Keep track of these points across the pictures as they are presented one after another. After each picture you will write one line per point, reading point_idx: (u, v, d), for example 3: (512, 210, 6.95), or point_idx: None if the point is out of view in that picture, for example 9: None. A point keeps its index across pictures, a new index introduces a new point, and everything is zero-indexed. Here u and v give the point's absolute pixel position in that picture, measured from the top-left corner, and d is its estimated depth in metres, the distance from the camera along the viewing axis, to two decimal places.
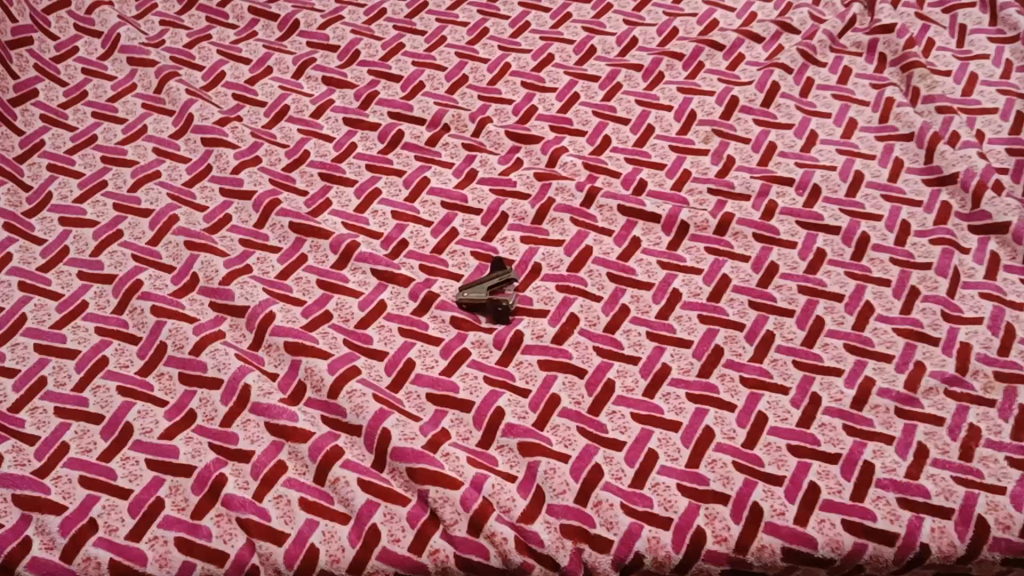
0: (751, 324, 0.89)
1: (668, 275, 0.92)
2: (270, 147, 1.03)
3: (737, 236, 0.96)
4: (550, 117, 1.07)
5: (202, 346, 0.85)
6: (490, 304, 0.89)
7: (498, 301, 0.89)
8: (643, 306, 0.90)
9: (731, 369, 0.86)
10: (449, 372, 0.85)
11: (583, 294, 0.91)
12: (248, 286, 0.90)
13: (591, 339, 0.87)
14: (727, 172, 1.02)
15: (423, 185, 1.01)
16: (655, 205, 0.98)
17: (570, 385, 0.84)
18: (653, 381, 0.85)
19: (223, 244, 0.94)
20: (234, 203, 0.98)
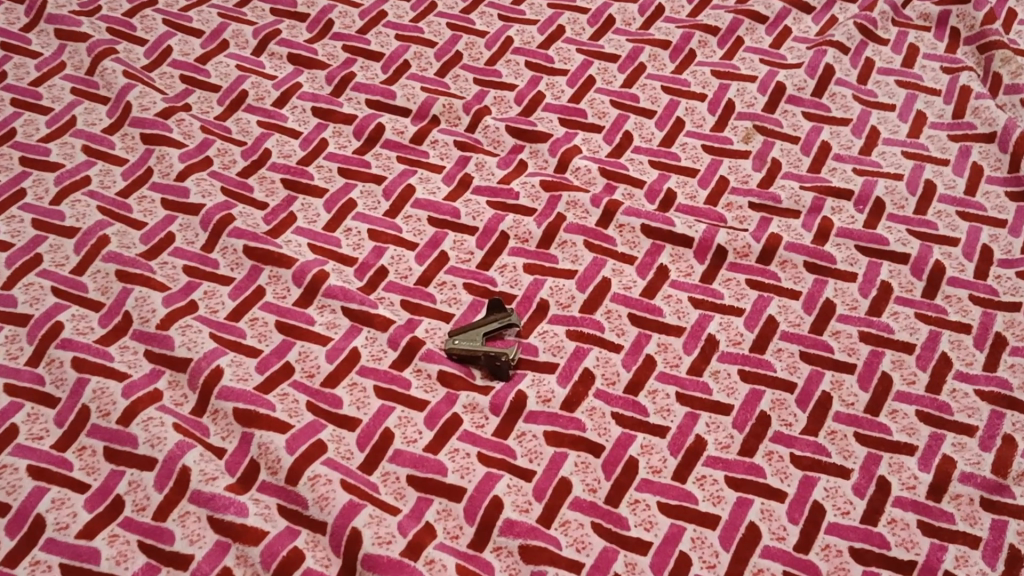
0: (804, 384, 0.73)
1: (702, 317, 0.77)
2: (224, 145, 0.86)
3: (784, 265, 0.80)
4: (560, 107, 0.90)
5: (132, 413, 0.70)
6: (486, 356, 0.73)
7: (496, 353, 0.73)
8: (671, 359, 0.75)
9: (780, 444, 0.70)
10: (436, 448, 0.70)
11: (600, 342, 0.75)
12: (191, 332, 0.74)
13: (609, 404, 0.72)
14: (771, 180, 0.85)
15: (407, 195, 0.84)
16: (686, 225, 0.81)
17: (584, 466, 0.69)
18: (685, 460, 0.70)
19: (162, 274, 0.78)
20: (179, 218, 0.81)
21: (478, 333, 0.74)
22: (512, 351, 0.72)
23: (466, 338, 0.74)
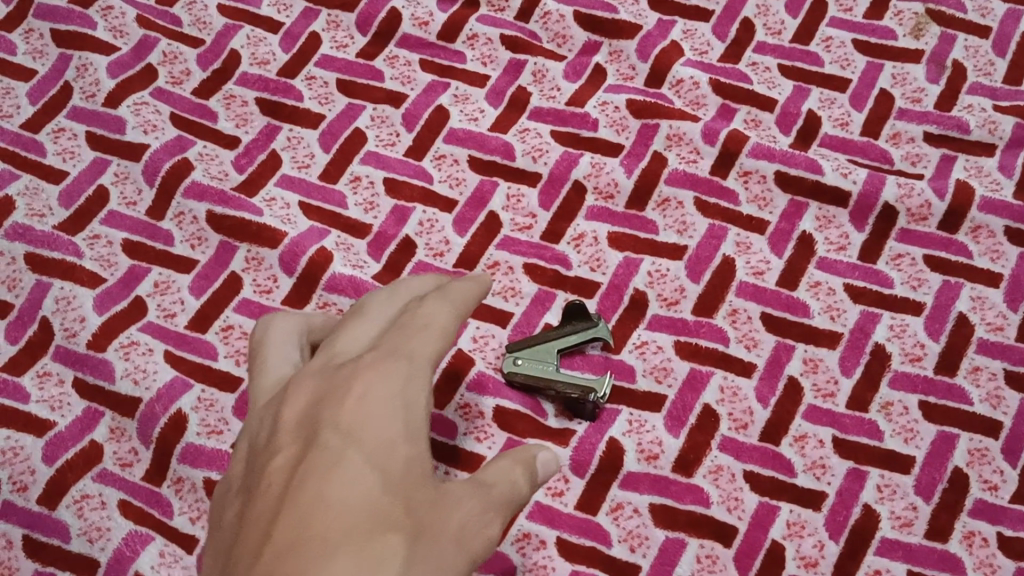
0: (1013, 425, 0.51)
1: (866, 317, 0.54)
2: (170, 46, 0.61)
3: (977, 232, 0.56)
4: None
5: (60, 488, 0.49)
6: (563, 391, 0.51)
7: (577, 386, 0.50)
8: (824, 384, 0.53)
9: (982, 520, 0.50)
10: (498, 533, 0.49)
11: (723, 362, 0.53)
12: (138, 355, 0.52)
13: (741, 460, 0.51)
14: (953, 98, 0.60)
15: (437, 123, 0.59)
16: (840, 172, 0.57)
17: (710, 562, 0.49)
18: (850, 548, 0.49)
19: (93, 257, 0.54)
20: (113, 164, 0.57)
21: (551, 353, 0.52)
22: (603, 386, 0.50)
23: (534, 359, 0.52)
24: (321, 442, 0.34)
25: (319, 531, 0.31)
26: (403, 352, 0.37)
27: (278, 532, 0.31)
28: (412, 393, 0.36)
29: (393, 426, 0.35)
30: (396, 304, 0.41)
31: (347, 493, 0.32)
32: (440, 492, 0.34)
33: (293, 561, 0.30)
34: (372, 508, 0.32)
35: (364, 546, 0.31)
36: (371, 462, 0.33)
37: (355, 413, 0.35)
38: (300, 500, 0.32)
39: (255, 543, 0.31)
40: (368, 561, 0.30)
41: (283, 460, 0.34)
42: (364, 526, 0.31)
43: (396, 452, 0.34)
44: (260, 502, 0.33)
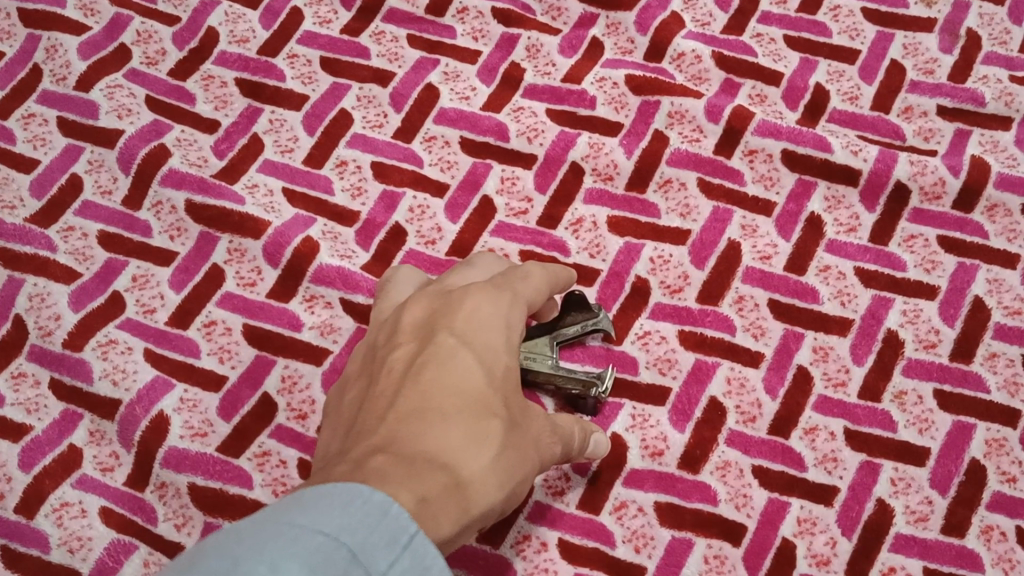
0: None
1: (878, 302, 0.52)
2: (145, 25, 0.58)
3: (993, 210, 0.54)
4: None
5: (37, 496, 0.47)
6: (564, 383, 0.48)
7: (580, 380, 0.48)
8: (835, 373, 0.50)
9: (1000, 514, 0.47)
10: (496, 536, 0.47)
11: (730, 353, 0.50)
12: (117, 353, 0.49)
13: (749, 455, 0.48)
14: (967, 69, 0.57)
15: (426, 102, 0.56)
16: (850, 149, 0.54)
17: (717, 563, 0.46)
18: (863, 545, 0.47)
19: (68, 251, 0.52)
20: (87, 151, 0.55)
21: (550, 344, 0.49)
22: (606, 381, 0.47)
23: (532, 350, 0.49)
24: (438, 338, 0.36)
25: (436, 405, 0.33)
26: (510, 286, 0.40)
27: (400, 400, 0.33)
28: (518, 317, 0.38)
29: (503, 337, 0.37)
30: (496, 264, 0.45)
31: (461, 380, 0.34)
32: (525, 407, 0.37)
33: (414, 421, 0.32)
34: (479, 395, 0.34)
35: (470, 424, 0.33)
36: (481, 359, 0.35)
37: (471, 321, 0.37)
38: (421, 379, 0.34)
39: (378, 407, 0.34)
40: (471, 436, 0.33)
41: (400, 349, 0.36)
42: (471, 411, 0.34)
43: (502, 360, 0.36)
44: (382, 383, 0.35)
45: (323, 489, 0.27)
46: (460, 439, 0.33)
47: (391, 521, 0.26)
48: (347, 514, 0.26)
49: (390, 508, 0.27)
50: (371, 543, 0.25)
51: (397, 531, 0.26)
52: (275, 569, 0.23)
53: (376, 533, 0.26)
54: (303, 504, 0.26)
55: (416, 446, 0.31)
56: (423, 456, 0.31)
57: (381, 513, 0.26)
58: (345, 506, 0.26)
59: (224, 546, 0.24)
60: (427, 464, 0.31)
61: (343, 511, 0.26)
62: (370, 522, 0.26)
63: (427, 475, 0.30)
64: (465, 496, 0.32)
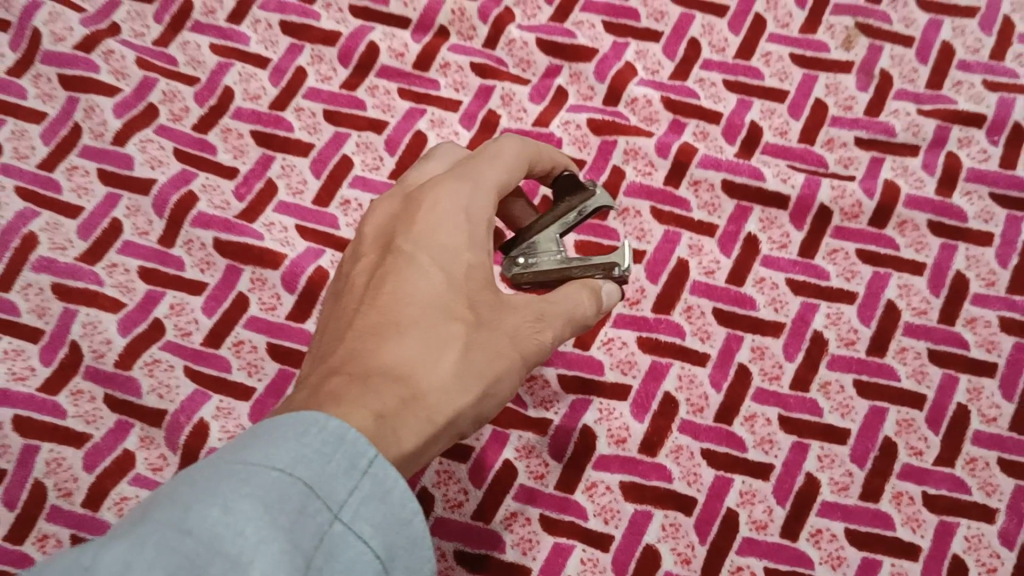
0: (935, 397, 0.59)
1: (806, 308, 0.61)
2: (169, 86, 0.66)
3: (904, 226, 0.63)
4: (603, 5, 0.69)
5: (102, 493, 0.56)
6: (582, 273, 0.49)
7: (597, 266, 0.49)
8: (770, 369, 0.59)
9: (909, 481, 0.57)
10: (488, 513, 0.56)
11: (681, 354, 0.59)
12: (161, 370, 0.58)
13: (698, 440, 0.57)
14: (882, 104, 0.66)
15: (416, 147, 0.65)
16: (780, 178, 0.64)
17: (673, 529, 0.56)
18: (795, 510, 0.56)
19: (113, 286, 0.60)
20: (125, 197, 0.63)
21: (552, 239, 0.50)
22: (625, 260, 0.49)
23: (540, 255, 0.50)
24: (397, 256, 0.43)
25: (398, 318, 0.41)
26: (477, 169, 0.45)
27: (363, 318, 0.42)
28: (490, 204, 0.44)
29: (462, 237, 0.43)
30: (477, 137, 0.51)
31: (421, 291, 0.42)
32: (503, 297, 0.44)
33: (374, 342, 0.41)
34: (437, 311, 0.42)
35: (424, 343, 0.41)
36: (439, 262, 0.43)
37: (430, 227, 0.43)
38: (381, 306, 0.42)
39: (352, 319, 0.43)
40: (428, 350, 0.41)
41: (370, 259, 0.44)
42: (428, 327, 0.41)
43: (464, 257, 0.43)
44: (357, 299, 0.43)
45: (281, 421, 0.33)
46: (417, 353, 0.41)
47: (348, 447, 0.33)
48: (298, 448, 0.32)
49: (345, 437, 0.33)
50: (331, 478, 0.32)
51: (357, 459, 0.33)
52: (228, 507, 0.29)
53: (336, 459, 0.32)
54: (265, 435, 0.33)
55: (377, 365, 0.40)
56: (379, 374, 0.39)
57: (333, 446, 0.32)
58: (303, 436, 0.32)
59: (180, 491, 0.30)
60: (384, 382, 0.39)
61: (299, 442, 0.32)
62: (326, 451, 0.32)
63: (383, 392, 0.39)
64: (424, 406, 0.40)
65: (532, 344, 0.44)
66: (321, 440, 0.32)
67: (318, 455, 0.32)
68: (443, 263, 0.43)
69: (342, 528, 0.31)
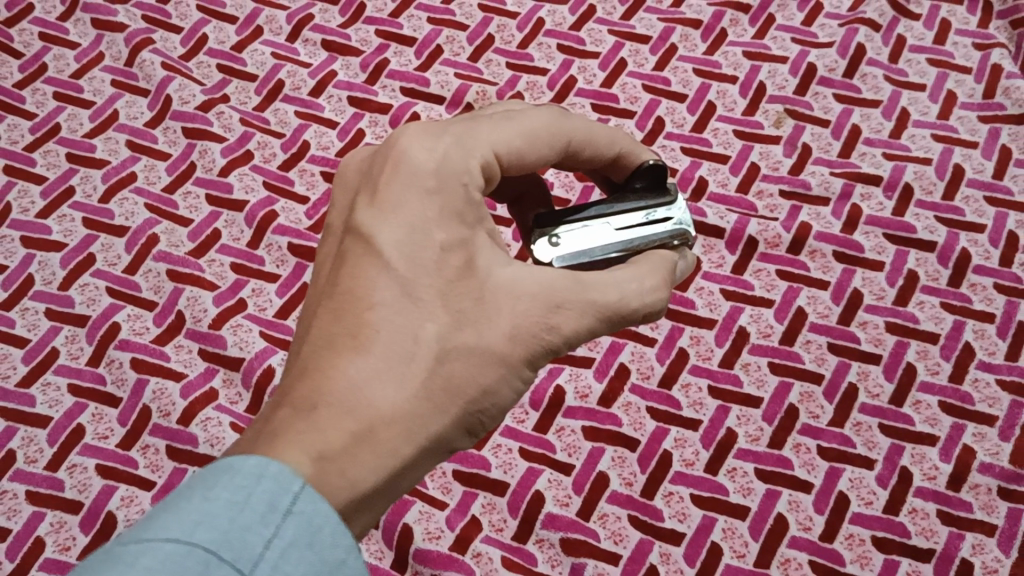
0: (831, 376, 0.76)
1: (734, 309, 0.79)
2: (263, 138, 0.88)
3: (814, 254, 0.82)
4: (592, 92, 0.91)
5: (193, 414, 0.74)
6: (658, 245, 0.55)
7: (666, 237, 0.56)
8: (704, 351, 0.77)
9: (807, 436, 0.74)
10: (479, 443, 0.74)
11: (635, 337, 0.78)
12: (242, 332, 0.78)
13: (644, 399, 0.75)
14: (802, 167, 0.86)
15: None
16: (718, 216, 0.83)
17: (620, 460, 0.73)
18: (716, 453, 0.73)
19: (211, 273, 0.81)
20: (224, 214, 0.84)
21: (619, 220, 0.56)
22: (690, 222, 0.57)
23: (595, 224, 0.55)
24: (365, 248, 0.46)
25: (358, 328, 0.45)
26: (471, 133, 0.49)
27: (332, 317, 0.46)
28: (473, 169, 0.48)
29: (431, 218, 0.47)
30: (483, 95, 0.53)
31: (386, 294, 0.45)
32: (480, 296, 0.46)
33: (333, 356, 0.44)
34: (399, 322, 0.45)
35: (382, 364, 0.44)
36: (406, 259, 0.46)
37: (399, 213, 0.47)
38: (347, 304, 0.46)
39: (323, 304, 0.46)
40: (386, 371, 0.44)
41: (344, 235, 0.48)
42: (387, 345, 0.44)
43: (437, 238, 0.47)
44: (332, 271, 0.47)
45: (201, 483, 0.40)
46: (376, 376, 0.44)
47: (266, 487, 0.40)
48: (207, 509, 0.39)
49: (266, 472, 0.40)
50: (241, 539, 0.38)
51: (277, 504, 0.39)
52: None
53: (260, 503, 0.39)
54: (183, 503, 0.39)
55: (333, 388, 0.43)
56: (334, 397, 0.43)
57: (244, 501, 0.39)
58: (218, 492, 0.39)
59: None
60: (337, 415, 0.43)
61: (213, 498, 0.39)
62: (244, 502, 0.39)
63: (335, 426, 0.42)
64: (380, 434, 0.43)
65: (536, 344, 0.47)
66: (239, 482, 0.40)
67: (232, 506, 0.39)
68: (412, 256, 0.46)
69: None
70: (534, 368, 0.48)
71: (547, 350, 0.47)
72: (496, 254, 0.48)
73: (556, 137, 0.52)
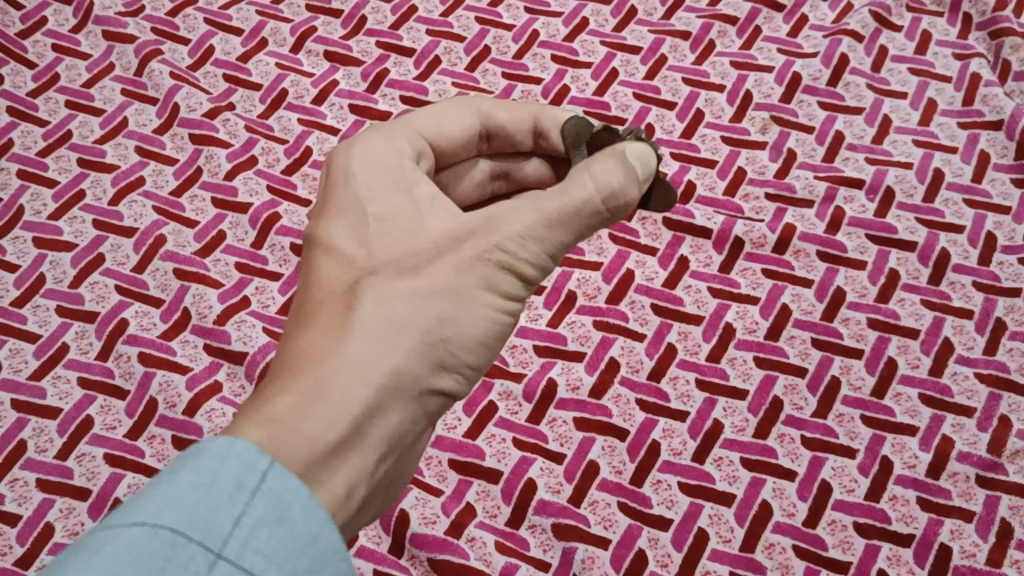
0: (814, 370, 0.79)
1: (721, 306, 0.82)
2: (267, 144, 0.91)
3: (799, 254, 0.85)
4: (585, 101, 0.94)
5: (198, 405, 0.77)
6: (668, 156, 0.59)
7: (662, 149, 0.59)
8: (691, 346, 0.80)
9: (791, 427, 0.76)
10: (474, 433, 0.76)
11: (625, 332, 0.81)
12: (246, 327, 0.81)
13: (633, 391, 0.78)
14: (787, 171, 0.89)
15: None
16: (706, 217, 0.86)
17: (610, 449, 0.75)
18: (703, 442, 0.76)
19: (216, 272, 0.84)
20: (229, 216, 0.87)
21: None
22: None
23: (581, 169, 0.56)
24: (316, 244, 0.54)
25: (309, 303, 0.51)
26: (391, 126, 0.59)
27: (294, 308, 0.52)
28: (397, 152, 0.57)
29: (367, 197, 0.54)
30: None
31: (332, 268, 0.52)
32: (423, 245, 0.52)
33: (292, 330, 0.50)
34: (345, 285, 0.51)
35: (331, 322, 0.49)
36: (348, 238, 0.53)
37: (338, 205, 0.54)
38: (303, 293, 0.52)
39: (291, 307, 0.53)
40: (336, 326, 0.49)
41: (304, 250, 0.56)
42: (334, 304, 0.50)
43: (372, 211, 0.54)
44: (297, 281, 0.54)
45: (165, 470, 0.41)
46: (329, 331, 0.48)
47: (231, 469, 0.40)
48: (173, 492, 0.39)
49: (233, 450, 0.41)
50: (208, 520, 0.39)
51: (244, 484, 0.40)
52: None
53: (227, 482, 0.40)
54: (148, 489, 0.40)
55: (291, 352, 0.48)
56: (291, 358, 0.48)
57: (210, 482, 0.40)
58: (184, 475, 0.40)
59: None
60: (294, 369, 0.47)
61: (179, 481, 0.40)
62: (209, 483, 0.40)
63: (293, 378, 0.47)
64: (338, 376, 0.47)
65: (484, 264, 0.51)
66: (206, 463, 0.40)
67: (199, 488, 0.40)
68: (352, 234, 0.53)
69: (232, 559, 0.38)
70: (495, 293, 0.51)
71: (499, 268, 0.51)
72: (433, 212, 0.54)
73: (467, 111, 0.61)
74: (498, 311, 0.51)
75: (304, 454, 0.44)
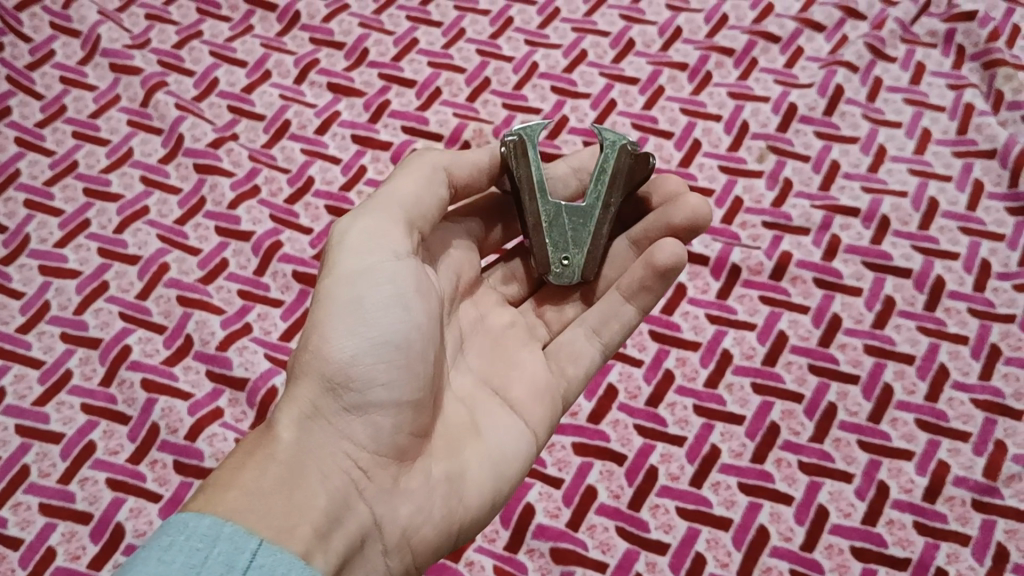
0: (812, 395, 0.79)
1: (718, 332, 0.83)
2: (270, 173, 0.92)
3: (796, 281, 0.85)
4: (584, 130, 0.95)
5: (199, 430, 0.78)
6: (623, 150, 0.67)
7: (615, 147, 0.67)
8: (689, 372, 0.81)
9: (789, 451, 0.77)
10: None
11: (623, 358, 0.81)
12: (247, 353, 0.82)
13: (632, 416, 0.78)
14: (784, 200, 0.90)
15: None
16: (703, 244, 0.87)
17: (608, 473, 0.76)
18: (701, 467, 0.76)
19: (219, 299, 0.85)
20: (232, 244, 0.88)
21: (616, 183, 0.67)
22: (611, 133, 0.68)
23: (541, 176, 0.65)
24: None
25: None
26: None
27: None
28: None
29: None
30: None
31: None
32: None
33: None
34: None
35: None
36: None
37: None
38: None
39: None
40: None
41: None
42: None
43: None
44: None
45: (151, 546, 0.42)
46: None
47: (222, 547, 0.43)
48: (167, 569, 0.41)
49: (220, 533, 0.43)
50: None
51: (236, 561, 0.42)
52: None
53: (217, 559, 0.42)
54: (137, 565, 0.41)
55: None
56: None
57: (202, 563, 0.42)
58: (176, 555, 0.42)
59: None
60: None
61: (171, 560, 0.41)
62: (201, 560, 0.42)
63: None
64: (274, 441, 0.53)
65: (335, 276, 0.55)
66: (194, 543, 0.43)
67: (189, 568, 0.41)
68: None
69: None
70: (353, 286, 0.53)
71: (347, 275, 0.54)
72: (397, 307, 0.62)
73: None
74: (364, 295, 0.53)
75: (242, 504, 0.46)
